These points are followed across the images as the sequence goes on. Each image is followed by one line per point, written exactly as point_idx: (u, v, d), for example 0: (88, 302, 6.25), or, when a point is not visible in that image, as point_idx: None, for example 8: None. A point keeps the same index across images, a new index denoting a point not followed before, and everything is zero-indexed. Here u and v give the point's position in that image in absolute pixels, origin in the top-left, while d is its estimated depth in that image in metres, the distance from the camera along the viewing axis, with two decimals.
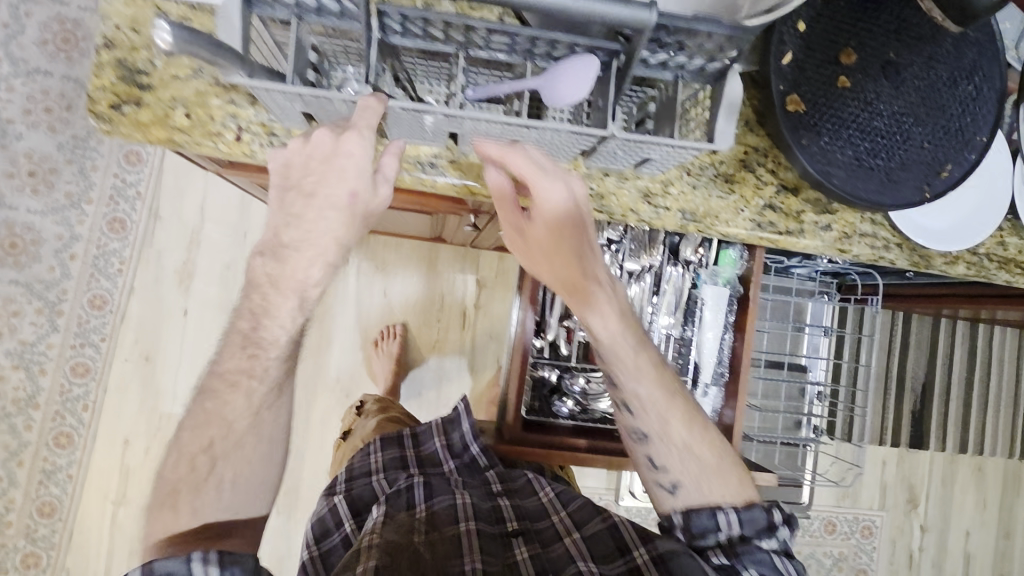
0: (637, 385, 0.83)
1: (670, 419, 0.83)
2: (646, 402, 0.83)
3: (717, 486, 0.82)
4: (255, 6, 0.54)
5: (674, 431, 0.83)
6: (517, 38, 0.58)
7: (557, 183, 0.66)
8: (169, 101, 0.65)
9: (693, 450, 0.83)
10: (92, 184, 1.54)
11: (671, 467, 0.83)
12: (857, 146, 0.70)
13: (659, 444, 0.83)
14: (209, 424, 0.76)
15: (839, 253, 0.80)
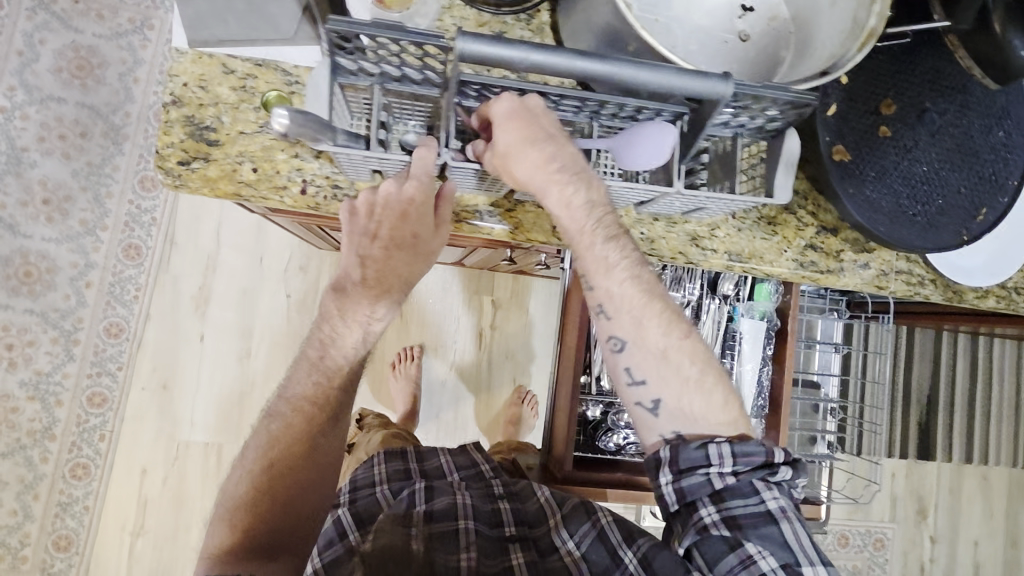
0: (600, 276, 0.68)
1: (650, 324, 0.68)
2: (619, 300, 0.68)
3: (699, 406, 0.68)
4: (341, 75, 0.58)
5: (656, 339, 0.68)
6: (586, 101, 0.61)
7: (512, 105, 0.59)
8: (236, 156, 0.66)
9: (674, 360, 0.69)
10: (107, 211, 1.52)
11: (651, 380, 0.68)
12: (898, 193, 0.73)
13: (639, 352, 0.69)
14: (275, 445, 0.80)
15: (877, 289, 0.83)
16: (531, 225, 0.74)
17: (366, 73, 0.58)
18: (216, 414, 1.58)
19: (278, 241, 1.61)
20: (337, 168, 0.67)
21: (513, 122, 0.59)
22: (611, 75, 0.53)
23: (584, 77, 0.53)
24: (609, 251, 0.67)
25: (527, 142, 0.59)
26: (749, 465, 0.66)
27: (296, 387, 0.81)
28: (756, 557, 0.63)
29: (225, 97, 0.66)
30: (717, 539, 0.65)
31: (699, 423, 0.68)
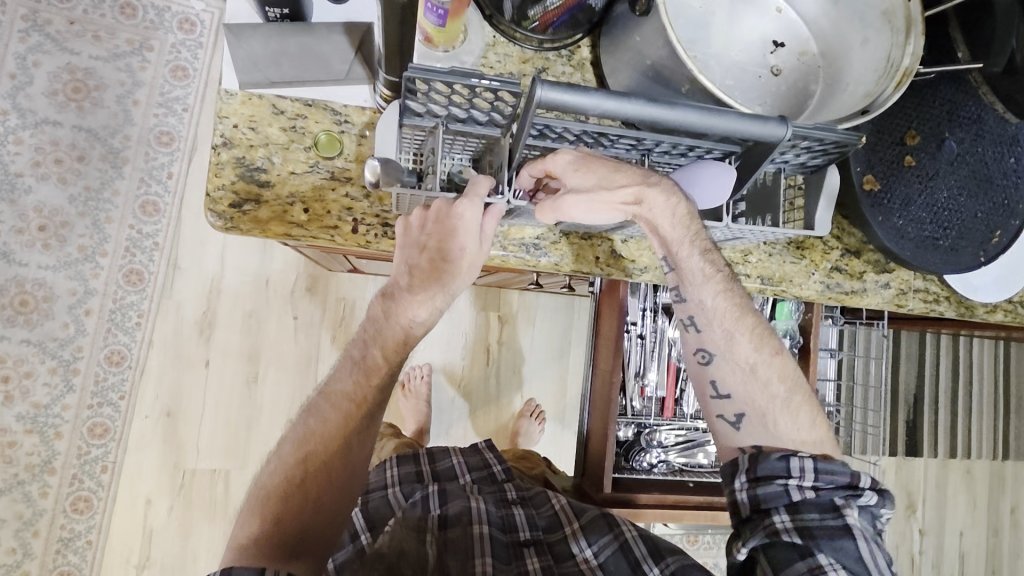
0: (697, 294, 0.74)
1: (737, 336, 0.75)
2: (709, 315, 0.75)
3: (783, 420, 0.74)
4: (407, 117, 0.60)
5: (742, 351, 0.75)
6: (645, 140, 0.64)
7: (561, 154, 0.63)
8: (287, 196, 0.67)
9: (760, 374, 0.75)
10: (106, 236, 1.49)
11: (736, 393, 0.75)
12: (920, 221, 0.78)
13: (727, 364, 0.75)
14: (308, 440, 0.76)
15: (896, 307, 0.87)
16: (575, 258, 0.75)
17: (432, 115, 0.60)
18: (222, 440, 1.55)
19: (283, 262, 1.59)
20: (389, 206, 0.69)
21: (584, 169, 0.64)
22: (678, 122, 0.58)
23: (653, 121, 0.58)
24: (703, 266, 0.72)
25: (614, 179, 0.65)
26: (831, 484, 0.71)
27: (338, 383, 0.78)
28: (825, 566, 0.66)
29: (275, 137, 0.68)
30: (788, 546, 0.69)
31: (782, 438, 0.74)
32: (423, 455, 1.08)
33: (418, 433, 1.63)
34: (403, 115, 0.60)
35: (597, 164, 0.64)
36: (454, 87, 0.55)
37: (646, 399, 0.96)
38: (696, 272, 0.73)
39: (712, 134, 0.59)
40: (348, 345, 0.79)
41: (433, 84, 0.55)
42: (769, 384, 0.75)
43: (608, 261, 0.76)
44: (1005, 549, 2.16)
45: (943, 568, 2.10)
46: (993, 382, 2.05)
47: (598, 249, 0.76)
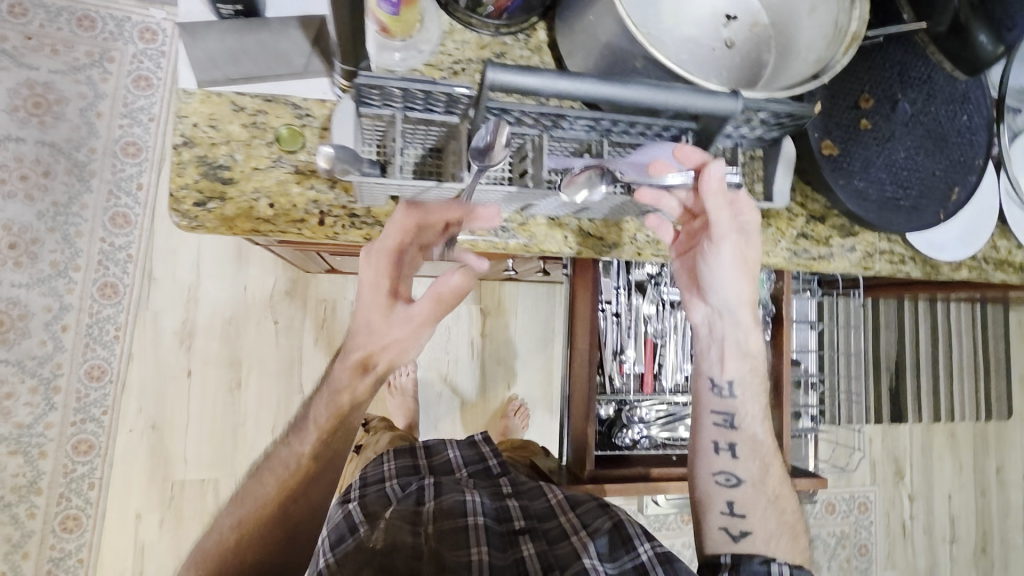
0: (748, 426, 0.78)
1: (769, 469, 0.78)
2: (750, 443, 0.78)
3: (783, 545, 0.75)
4: (363, 106, 0.61)
5: (769, 481, 0.78)
6: (601, 121, 0.64)
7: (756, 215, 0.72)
8: (252, 192, 0.66)
9: (777, 505, 0.77)
10: (78, 250, 1.48)
11: (751, 515, 0.76)
12: (884, 184, 0.79)
13: (751, 491, 0.77)
14: (245, 502, 0.85)
15: (864, 270, 0.88)
16: (542, 239, 0.76)
17: (390, 105, 0.61)
18: (208, 449, 1.55)
19: (260, 267, 1.59)
20: (354, 197, 0.68)
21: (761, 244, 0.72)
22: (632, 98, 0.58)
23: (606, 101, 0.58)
24: (755, 402, 0.79)
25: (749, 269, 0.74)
26: None
27: (278, 453, 0.88)
28: None
29: (236, 134, 0.66)
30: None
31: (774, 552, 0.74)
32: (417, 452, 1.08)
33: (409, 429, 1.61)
34: (360, 104, 0.62)
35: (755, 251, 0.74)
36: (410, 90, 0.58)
37: (625, 376, 0.96)
38: (749, 398, 0.78)
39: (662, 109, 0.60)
40: (291, 421, 0.92)
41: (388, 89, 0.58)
42: (782, 515, 0.77)
43: (576, 240, 0.77)
44: (994, 510, 2.16)
45: (935, 531, 2.09)
46: (969, 343, 2.09)
47: (564, 229, 0.77)
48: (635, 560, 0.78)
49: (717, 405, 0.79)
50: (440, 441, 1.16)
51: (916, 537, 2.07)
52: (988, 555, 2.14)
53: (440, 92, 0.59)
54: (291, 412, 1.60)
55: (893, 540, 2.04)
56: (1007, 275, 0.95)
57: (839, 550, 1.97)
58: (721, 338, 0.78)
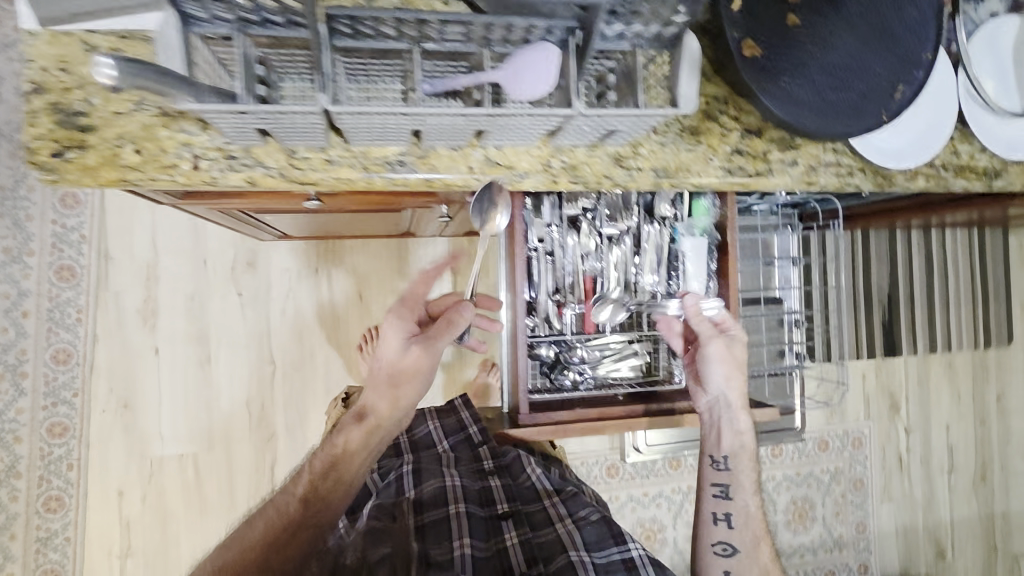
0: (741, 499, 0.83)
1: (762, 541, 0.82)
2: (743, 516, 0.83)
3: None
4: (193, 26, 0.53)
5: (764, 551, 0.81)
6: (471, 26, 0.57)
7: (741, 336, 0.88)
8: (114, 139, 0.62)
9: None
10: (29, 235, 1.46)
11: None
12: (818, 83, 0.72)
13: (745, 560, 0.80)
14: (230, 548, 0.80)
15: (808, 186, 0.82)
16: (443, 171, 0.71)
17: (221, 21, 0.53)
18: (185, 424, 1.55)
19: (218, 240, 1.56)
20: (226, 136, 0.63)
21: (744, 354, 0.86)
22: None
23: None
24: (749, 479, 0.84)
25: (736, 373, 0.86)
26: None
27: (276, 499, 0.84)
28: None
29: (91, 77, 0.62)
30: None
31: None
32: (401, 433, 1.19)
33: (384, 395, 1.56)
34: (189, 24, 0.53)
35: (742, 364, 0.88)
36: None
37: (564, 317, 0.92)
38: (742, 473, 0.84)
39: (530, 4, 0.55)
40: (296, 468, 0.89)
41: None
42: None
43: (483, 170, 0.72)
44: (994, 438, 2.11)
45: (933, 463, 2.06)
46: (965, 270, 2.00)
47: (470, 158, 0.71)
48: (624, 553, 0.86)
49: (713, 482, 0.85)
50: (423, 412, 1.28)
51: (913, 470, 2.04)
52: (988, 482, 2.11)
53: None
54: (264, 384, 1.59)
55: (889, 473, 2.01)
56: (970, 182, 0.88)
57: (834, 487, 1.95)
58: (717, 424, 0.86)
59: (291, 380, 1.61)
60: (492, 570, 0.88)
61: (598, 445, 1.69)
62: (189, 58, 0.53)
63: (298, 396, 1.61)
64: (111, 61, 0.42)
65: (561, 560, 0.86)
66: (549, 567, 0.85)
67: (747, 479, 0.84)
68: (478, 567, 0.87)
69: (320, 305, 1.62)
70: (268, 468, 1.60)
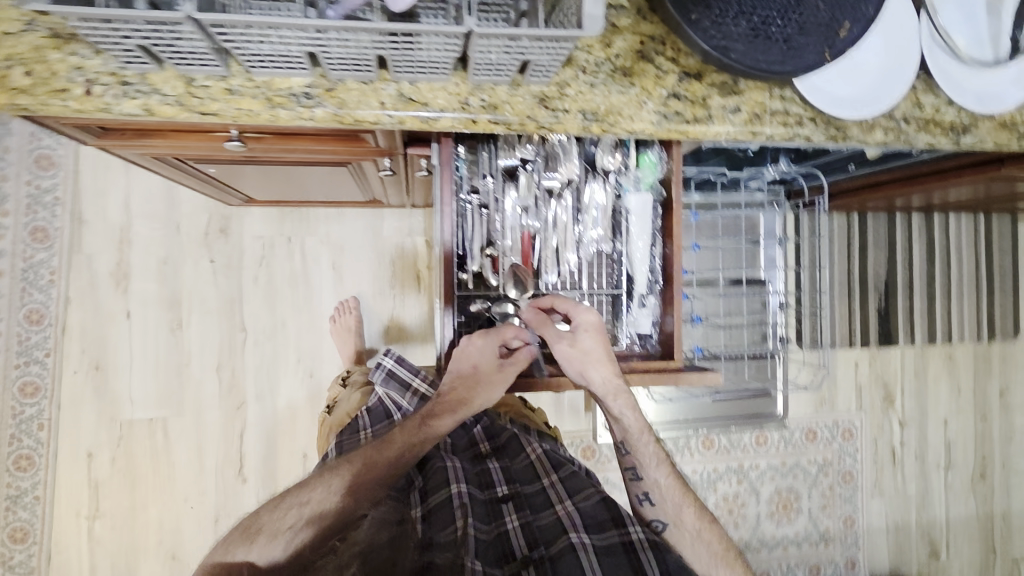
0: (653, 474, 0.89)
1: (685, 506, 0.87)
2: (663, 492, 0.88)
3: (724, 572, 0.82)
4: None
5: (688, 515, 0.86)
6: None
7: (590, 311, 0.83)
8: (3, 60, 0.60)
9: (703, 536, 0.85)
10: (5, 195, 1.47)
11: (684, 551, 0.84)
12: (752, 16, 0.68)
13: (675, 528, 0.85)
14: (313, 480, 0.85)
15: (752, 135, 0.77)
16: (353, 106, 0.68)
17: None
18: (155, 389, 1.56)
19: (192, 206, 1.56)
20: (120, 61, 0.62)
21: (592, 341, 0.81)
22: None
23: None
24: (656, 451, 0.90)
25: (597, 365, 0.82)
26: None
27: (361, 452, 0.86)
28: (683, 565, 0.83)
29: None
30: None
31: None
32: (396, 416, 1.03)
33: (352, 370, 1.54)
34: None
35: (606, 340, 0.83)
36: None
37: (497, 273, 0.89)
38: (646, 453, 0.90)
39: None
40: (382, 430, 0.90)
41: None
42: (710, 545, 0.84)
43: (395, 105, 0.69)
44: (996, 435, 2.02)
45: (928, 458, 1.97)
46: (969, 259, 1.92)
47: (381, 92, 0.68)
48: (624, 536, 0.76)
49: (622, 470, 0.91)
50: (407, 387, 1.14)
51: (907, 465, 1.96)
52: (988, 480, 2.02)
53: None
54: (235, 351, 1.59)
55: (881, 467, 1.93)
56: (935, 137, 0.82)
57: (821, 479, 1.88)
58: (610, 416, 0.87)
59: (262, 348, 1.60)
60: (494, 554, 0.76)
61: (572, 425, 1.65)
62: None
63: (270, 365, 1.60)
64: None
65: (562, 543, 0.76)
66: (550, 551, 0.76)
67: (653, 455, 0.90)
68: (480, 550, 0.76)
69: (293, 274, 1.61)
70: (238, 435, 1.59)
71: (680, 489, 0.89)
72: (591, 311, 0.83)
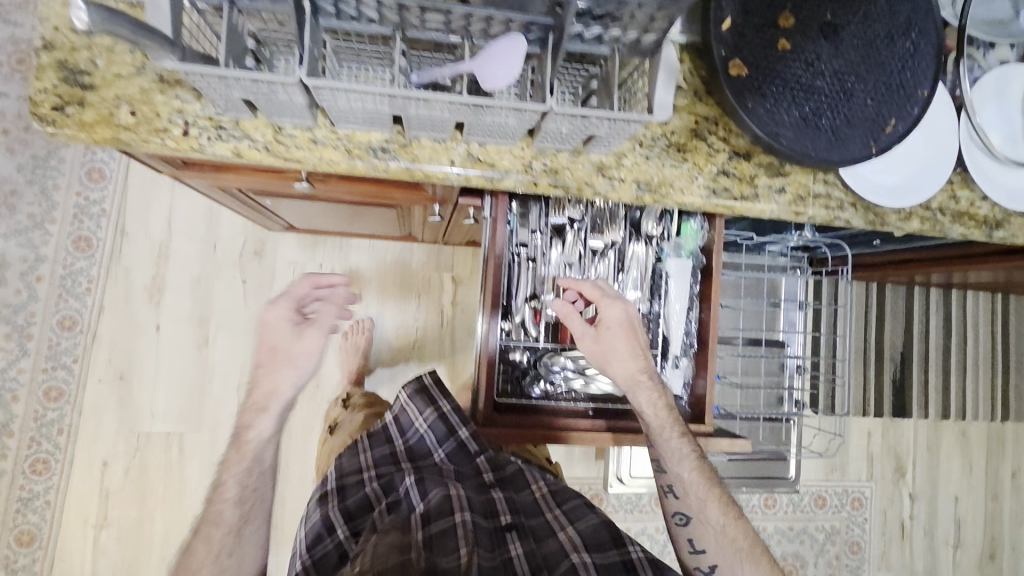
0: (676, 469, 0.84)
1: (709, 500, 0.84)
2: (686, 486, 0.84)
3: (749, 566, 0.82)
4: None
5: (712, 510, 0.84)
6: (451, 15, 0.57)
7: (616, 306, 0.82)
8: (113, 99, 0.65)
9: (728, 532, 0.83)
10: (54, 203, 1.52)
11: (710, 548, 0.83)
12: (803, 107, 0.72)
13: (700, 524, 0.84)
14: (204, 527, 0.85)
15: (795, 215, 0.81)
16: (425, 161, 0.72)
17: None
18: (175, 404, 1.57)
19: (231, 227, 1.61)
20: (218, 107, 0.66)
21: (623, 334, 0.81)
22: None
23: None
24: (684, 449, 0.83)
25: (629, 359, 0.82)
26: None
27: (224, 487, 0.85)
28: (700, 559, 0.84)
29: (98, 40, 0.66)
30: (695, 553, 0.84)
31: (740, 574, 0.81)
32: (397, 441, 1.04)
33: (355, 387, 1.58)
34: None
35: (634, 336, 0.83)
36: None
37: (536, 327, 0.91)
38: (673, 448, 0.83)
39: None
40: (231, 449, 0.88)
41: None
42: (735, 541, 0.83)
43: (464, 163, 0.73)
44: (1006, 516, 2.02)
45: (937, 534, 1.97)
46: (985, 337, 1.95)
47: (452, 152, 0.73)
48: (622, 555, 0.85)
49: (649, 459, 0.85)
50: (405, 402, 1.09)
51: (915, 540, 1.95)
52: (996, 561, 2.01)
53: None
54: None
55: (889, 540, 1.93)
56: (969, 229, 0.85)
57: (828, 547, 1.87)
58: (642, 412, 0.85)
59: None
60: None
61: (583, 472, 1.65)
62: (177, 18, 0.55)
63: None
64: (86, 6, 0.44)
65: (564, 564, 0.82)
66: None
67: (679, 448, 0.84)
68: None
69: None
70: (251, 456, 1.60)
71: (706, 481, 0.85)
72: (619, 304, 0.82)
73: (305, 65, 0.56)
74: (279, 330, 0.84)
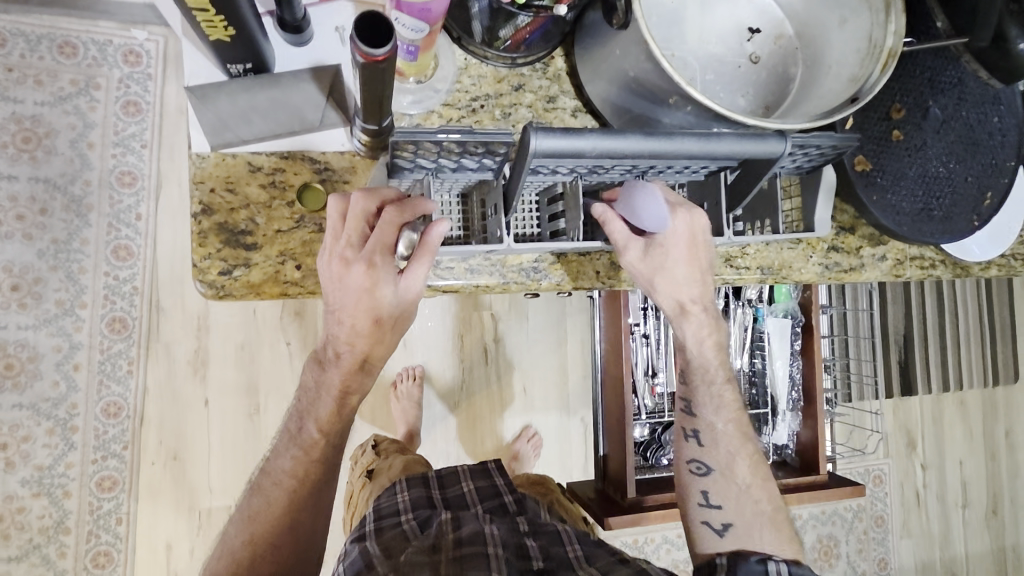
0: (709, 412, 0.83)
1: (738, 455, 0.83)
2: (717, 435, 0.83)
3: (767, 534, 0.81)
4: (397, 173, 0.66)
5: (740, 469, 0.83)
6: (639, 166, 0.65)
7: (682, 218, 0.69)
8: (277, 256, 0.69)
9: (752, 495, 0.82)
10: (83, 287, 1.44)
11: (727, 506, 0.82)
12: (917, 194, 0.78)
13: (722, 480, 0.82)
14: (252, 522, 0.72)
15: (895, 277, 0.87)
16: (574, 278, 0.75)
17: (419, 168, 0.64)
18: (233, 477, 1.53)
19: None
20: None
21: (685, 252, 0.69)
22: (678, 150, 0.60)
23: (659, 150, 0.60)
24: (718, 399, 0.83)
25: (689, 280, 0.73)
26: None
27: (277, 466, 0.73)
28: (722, 519, 0.82)
29: (255, 197, 0.69)
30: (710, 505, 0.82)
31: (763, 542, 0.80)
32: (434, 488, 0.98)
33: (409, 437, 1.59)
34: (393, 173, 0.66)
35: (694, 253, 0.71)
36: (442, 144, 0.57)
37: (657, 397, 1.25)
38: (713, 393, 0.83)
39: (719, 156, 0.61)
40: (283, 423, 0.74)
41: (421, 144, 0.57)
42: (759, 504, 0.82)
43: (608, 273, 0.77)
44: (1004, 471, 2.22)
45: (948, 499, 2.16)
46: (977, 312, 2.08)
47: (598, 263, 0.76)
48: None
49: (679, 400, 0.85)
50: (454, 470, 1.07)
51: (930, 505, 2.13)
52: (999, 515, 2.22)
53: (476, 142, 0.57)
54: None
55: (907, 509, 2.11)
56: None
57: (857, 524, 2.05)
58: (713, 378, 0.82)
59: None
60: None
61: None
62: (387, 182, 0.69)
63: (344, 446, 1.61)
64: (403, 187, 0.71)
65: None
66: None
67: (717, 396, 0.83)
68: None
69: None
70: None
71: (737, 437, 0.84)
72: (682, 213, 0.69)
73: (510, 232, 0.65)
74: (368, 292, 0.63)
